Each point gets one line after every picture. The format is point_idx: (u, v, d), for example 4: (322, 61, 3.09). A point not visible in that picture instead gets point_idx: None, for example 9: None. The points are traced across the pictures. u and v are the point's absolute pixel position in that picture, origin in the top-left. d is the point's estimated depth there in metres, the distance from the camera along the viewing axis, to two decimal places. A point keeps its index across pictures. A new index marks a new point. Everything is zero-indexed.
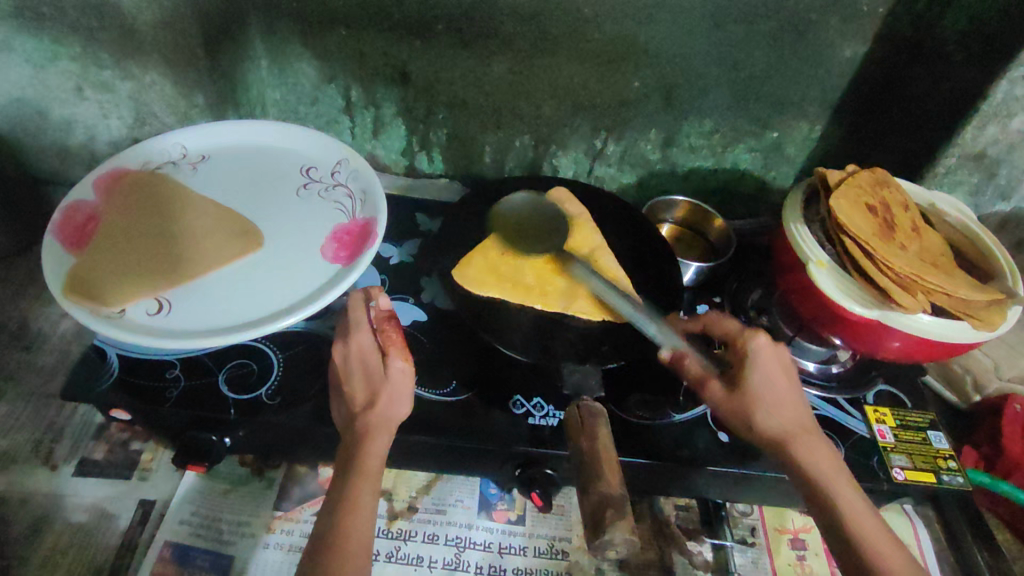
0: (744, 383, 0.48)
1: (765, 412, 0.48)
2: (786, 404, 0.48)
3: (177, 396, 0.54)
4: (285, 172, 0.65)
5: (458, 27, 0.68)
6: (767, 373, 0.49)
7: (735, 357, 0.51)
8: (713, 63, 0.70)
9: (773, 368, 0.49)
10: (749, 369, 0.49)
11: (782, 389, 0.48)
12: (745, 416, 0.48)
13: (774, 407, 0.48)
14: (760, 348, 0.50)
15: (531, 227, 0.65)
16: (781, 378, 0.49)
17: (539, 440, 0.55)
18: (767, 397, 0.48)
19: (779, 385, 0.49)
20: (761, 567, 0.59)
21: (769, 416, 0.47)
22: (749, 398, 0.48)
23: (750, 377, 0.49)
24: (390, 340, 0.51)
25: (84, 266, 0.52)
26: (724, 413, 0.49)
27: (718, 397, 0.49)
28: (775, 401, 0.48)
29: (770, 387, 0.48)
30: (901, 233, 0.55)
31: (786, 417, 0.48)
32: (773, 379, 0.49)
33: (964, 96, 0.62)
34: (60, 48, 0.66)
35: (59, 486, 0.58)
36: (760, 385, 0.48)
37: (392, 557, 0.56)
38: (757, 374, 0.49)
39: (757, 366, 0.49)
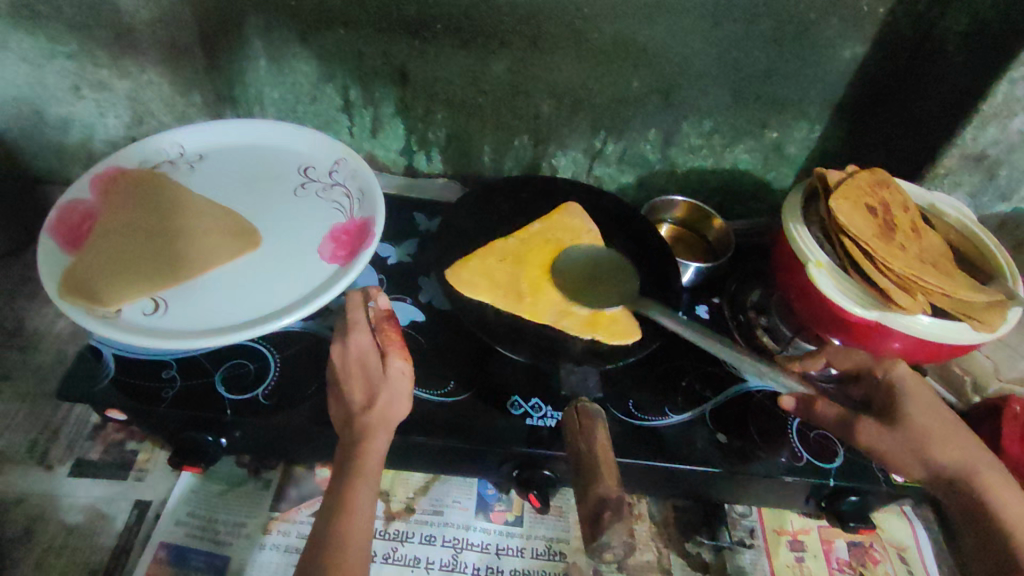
0: (911, 414, 0.47)
1: (941, 447, 0.45)
2: (964, 437, 0.46)
3: (172, 396, 0.54)
4: (283, 172, 0.65)
5: (457, 26, 0.68)
6: (925, 404, 0.47)
7: (880, 390, 0.49)
8: (712, 63, 0.70)
9: (931, 397, 0.48)
10: (903, 400, 0.47)
11: (946, 419, 0.47)
12: (920, 450, 0.46)
13: (948, 441, 0.46)
14: (910, 380, 0.49)
15: (546, 238, 0.64)
16: (940, 409, 0.47)
17: (537, 441, 0.54)
18: (938, 432, 0.46)
19: (937, 416, 0.47)
20: (760, 569, 0.58)
21: (947, 450, 0.45)
22: (920, 433, 0.46)
23: (911, 408, 0.47)
24: (389, 340, 0.51)
25: (80, 265, 0.52)
26: (889, 452, 0.46)
27: (877, 433, 0.47)
28: (946, 434, 0.46)
29: (941, 420, 0.46)
30: (901, 234, 0.55)
31: (963, 451, 0.46)
32: (937, 411, 0.47)
33: (964, 96, 0.62)
34: (56, 46, 0.65)
35: (54, 487, 0.58)
36: (926, 417, 0.46)
37: (389, 558, 0.56)
38: (919, 406, 0.47)
39: (917, 398, 0.47)
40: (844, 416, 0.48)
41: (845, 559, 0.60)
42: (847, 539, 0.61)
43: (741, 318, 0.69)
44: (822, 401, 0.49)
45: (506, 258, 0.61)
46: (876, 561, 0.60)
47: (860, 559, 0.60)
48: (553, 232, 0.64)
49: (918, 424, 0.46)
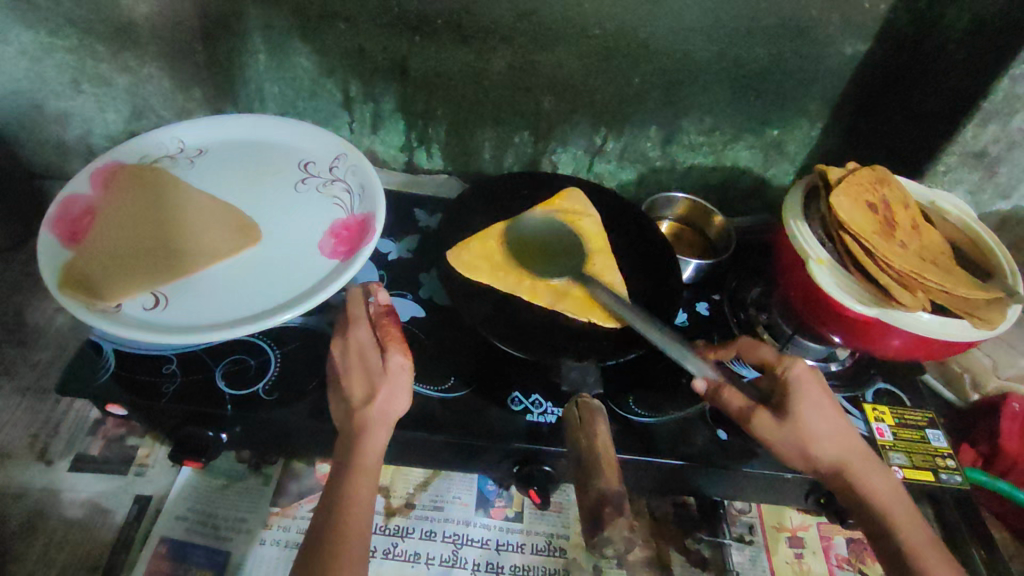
0: (803, 414, 0.47)
1: (821, 442, 0.48)
2: (842, 429, 0.48)
3: (173, 392, 0.54)
4: (283, 168, 0.65)
5: (458, 22, 0.68)
6: (817, 406, 0.48)
7: (778, 386, 0.50)
8: (714, 60, 0.70)
9: (821, 393, 0.49)
10: (796, 400, 0.48)
11: (833, 419, 0.48)
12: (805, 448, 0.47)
13: (829, 436, 0.48)
14: (806, 377, 0.49)
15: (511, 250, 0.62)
16: (828, 405, 0.48)
17: (538, 437, 0.55)
18: (823, 429, 0.48)
19: (829, 417, 0.48)
20: (759, 565, 0.59)
21: (828, 448, 0.48)
22: (804, 432, 0.47)
23: (802, 410, 0.48)
24: (390, 336, 0.51)
25: (81, 259, 0.52)
26: (778, 446, 0.48)
27: (771, 431, 0.48)
28: (831, 430, 0.48)
29: (825, 417, 0.48)
30: (902, 232, 0.55)
31: (842, 447, 0.48)
32: (825, 408, 0.48)
33: (967, 93, 0.62)
34: (56, 41, 0.65)
35: (54, 482, 0.58)
36: (814, 416, 0.48)
37: (389, 553, 0.56)
38: (809, 407, 0.48)
39: (807, 398, 0.48)
40: (743, 410, 0.49)
41: (845, 555, 0.60)
42: (846, 536, 0.61)
43: (741, 315, 0.69)
44: (729, 389, 0.49)
45: (507, 245, 0.63)
46: (874, 557, 0.60)
47: (858, 556, 0.60)
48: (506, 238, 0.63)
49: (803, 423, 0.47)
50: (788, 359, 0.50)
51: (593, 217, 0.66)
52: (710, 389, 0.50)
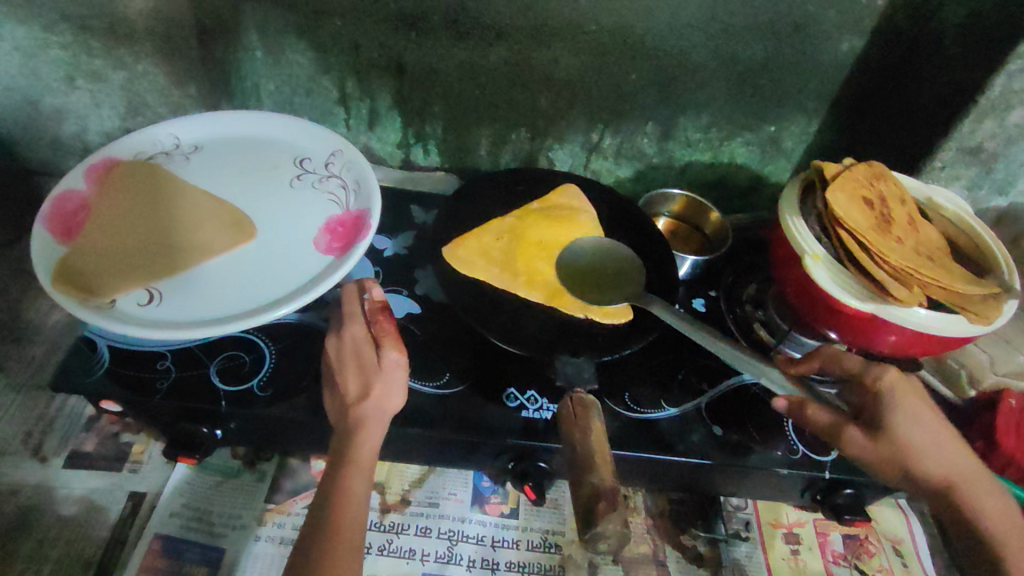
0: (900, 429, 0.46)
1: (926, 459, 0.46)
2: (945, 443, 0.47)
3: (167, 387, 0.54)
4: (279, 164, 0.65)
5: (454, 18, 0.68)
6: (917, 419, 0.47)
7: (873, 400, 0.48)
8: (711, 56, 0.70)
9: (919, 406, 0.47)
10: (893, 414, 0.47)
11: (931, 432, 0.47)
12: (908, 466, 0.46)
13: (930, 452, 0.46)
14: (900, 387, 0.47)
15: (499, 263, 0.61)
16: (929, 421, 0.47)
17: (533, 432, 0.54)
18: (922, 445, 0.46)
19: (927, 429, 0.47)
20: (755, 562, 0.58)
21: (930, 463, 0.46)
22: (904, 449, 0.46)
23: (902, 425, 0.46)
24: (384, 331, 0.51)
25: (73, 256, 0.52)
26: (877, 465, 0.47)
27: (867, 449, 0.47)
28: (928, 446, 0.47)
29: (921, 432, 0.47)
30: (898, 228, 0.54)
31: (946, 462, 0.47)
32: (923, 420, 0.47)
33: (962, 90, 0.62)
34: (50, 36, 0.65)
35: (49, 478, 0.57)
36: (911, 432, 0.46)
37: (384, 550, 0.56)
38: (905, 420, 0.47)
39: (904, 410, 0.47)
40: (837, 427, 0.48)
41: (841, 552, 0.60)
42: (842, 532, 0.61)
43: (738, 311, 0.69)
44: (814, 407, 0.49)
45: (503, 239, 0.62)
46: (871, 554, 0.60)
47: (855, 552, 0.60)
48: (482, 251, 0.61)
49: (903, 439, 0.46)
50: (883, 370, 0.48)
51: (590, 215, 0.66)
52: (793, 404, 0.50)
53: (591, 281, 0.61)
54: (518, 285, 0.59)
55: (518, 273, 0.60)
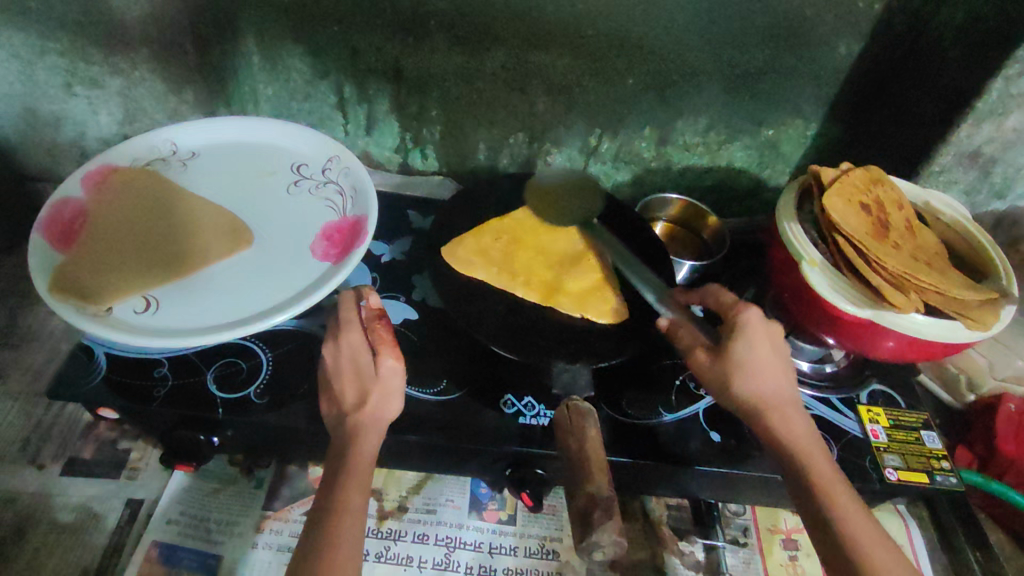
0: (740, 352, 0.47)
1: (749, 380, 0.47)
2: (779, 373, 0.48)
3: (164, 395, 0.53)
4: (277, 170, 0.65)
5: (450, 23, 0.68)
6: (756, 345, 0.47)
7: (726, 327, 0.49)
8: (708, 60, 0.70)
9: (764, 336, 0.48)
10: (736, 339, 0.47)
11: (769, 360, 0.47)
12: (729, 386, 0.47)
13: (758, 377, 0.47)
14: (756, 320, 0.48)
15: (506, 270, 0.60)
16: (765, 349, 0.47)
17: (531, 439, 0.55)
18: (751, 366, 0.47)
19: (762, 356, 0.47)
20: (753, 567, 0.59)
21: (758, 388, 0.47)
22: (734, 368, 0.47)
23: (740, 350, 0.47)
24: (381, 338, 0.50)
25: (71, 263, 0.52)
26: (709, 383, 0.48)
27: (704, 366, 0.48)
28: (761, 371, 0.47)
29: (760, 357, 0.47)
30: (896, 233, 0.54)
31: (777, 390, 0.48)
32: (763, 349, 0.47)
33: (959, 94, 0.62)
34: (48, 43, 0.65)
35: (46, 486, 0.57)
36: (746, 355, 0.47)
37: (381, 557, 0.56)
38: (746, 345, 0.47)
39: (747, 338, 0.47)
40: (690, 347, 0.50)
41: None
42: None
43: None
44: (685, 329, 0.51)
45: (502, 239, 0.63)
46: None
47: None
48: (476, 257, 0.61)
49: (737, 358, 0.47)
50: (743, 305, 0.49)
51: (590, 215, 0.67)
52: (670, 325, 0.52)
53: (592, 276, 0.61)
54: (517, 285, 0.59)
55: (516, 274, 0.60)
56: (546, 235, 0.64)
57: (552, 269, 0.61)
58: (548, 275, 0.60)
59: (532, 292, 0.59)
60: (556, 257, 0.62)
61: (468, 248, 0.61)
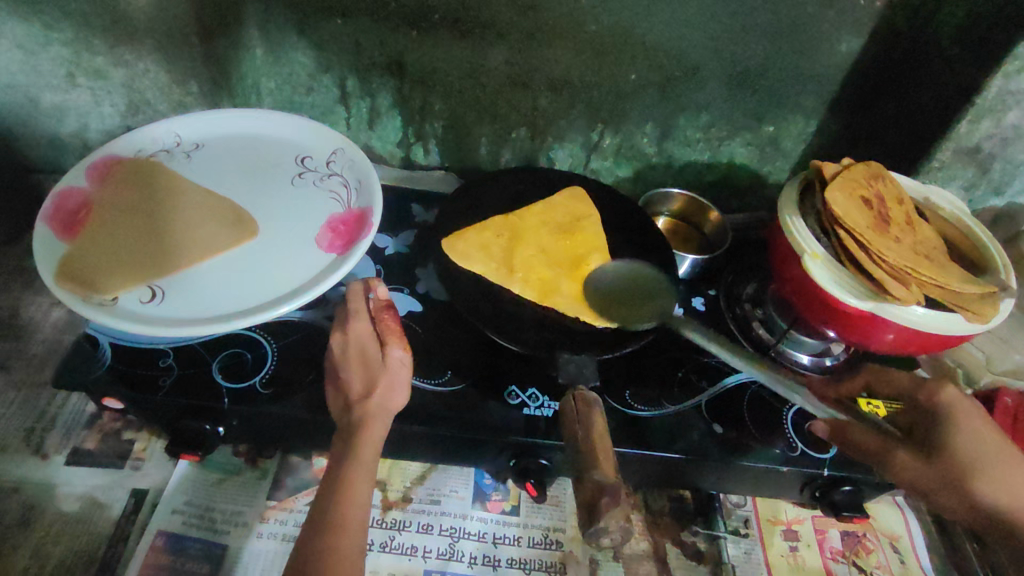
0: (965, 438, 0.48)
1: (987, 480, 0.46)
2: (1011, 460, 0.48)
3: (169, 385, 0.54)
4: (281, 162, 0.65)
5: (454, 16, 0.68)
6: (971, 432, 0.48)
7: (932, 415, 0.50)
8: (710, 56, 0.70)
9: (980, 422, 0.49)
10: (954, 429, 0.48)
11: (992, 450, 0.47)
12: (965, 481, 0.46)
13: (993, 473, 0.47)
14: (958, 400, 0.50)
15: (507, 267, 0.60)
16: (985, 438, 0.48)
17: (535, 430, 0.55)
18: (982, 464, 0.47)
19: (986, 445, 0.47)
20: (754, 558, 0.59)
21: (995, 480, 0.46)
22: (963, 463, 0.47)
23: (957, 439, 0.48)
24: (388, 328, 0.51)
25: (78, 253, 0.52)
26: (927, 486, 0.47)
27: (915, 467, 0.48)
28: (997, 460, 0.47)
29: (989, 447, 0.47)
30: (896, 227, 0.55)
31: (1012, 490, 0.46)
32: (980, 437, 0.48)
33: (958, 90, 0.63)
34: (51, 34, 0.65)
35: (50, 475, 0.57)
36: (968, 445, 0.47)
37: (386, 546, 0.56)
38: (966, 437, 0.48)
39: (959, 425, 0.48)
40: (880, 451, 0.48)
41: (839, 548, 0.60)
42: (840, 528, 0.62)
43: (737, 310, 0.70)
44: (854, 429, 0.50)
45: (504, 235, 0.63)
46: (869, 550, 0.60)
47: (853, 548, 0.60)
48: (478, 253, 0.61)
49: (969, 448, 0.47)
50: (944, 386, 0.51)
51: (594, 219, 0.66)
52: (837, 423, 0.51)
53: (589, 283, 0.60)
54: (515, 281, 0.59)
55: (515, 269, 0.59)
56: (549, 235, 0.64)
57: (553, 269, 0.60)
58: (549, 274, 0.60)
59: (530, 291, 0.58)
60: (556, 257, 0.62)
61: (472, 243, 0.62)
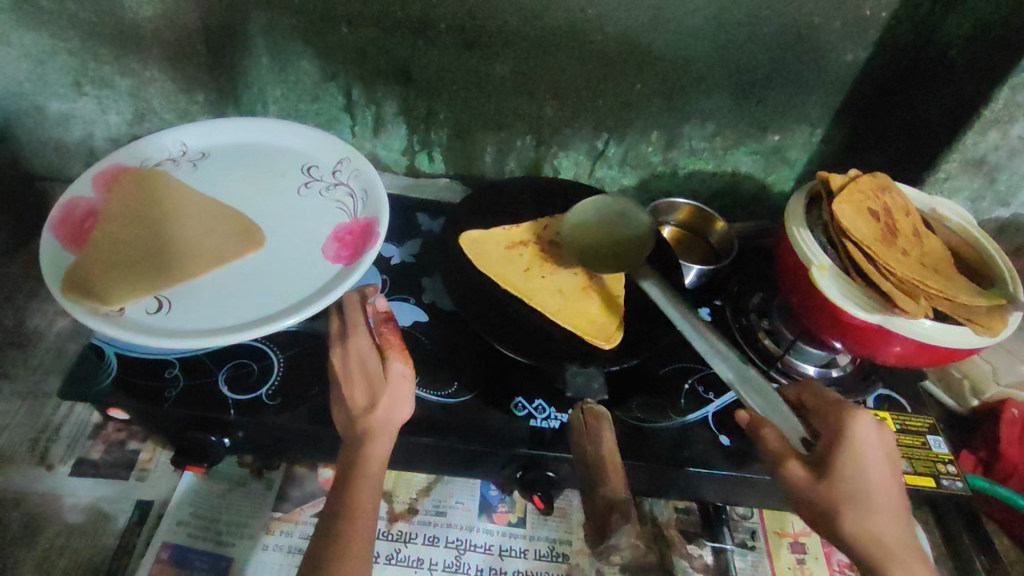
0: (823, 520, 0.45)
1: (858, 514, 0.44)
2: (886, 509, 0.45)
3: (175, 396, 0.53)
4: (287, 172, 0.65)
5: (460, 26, 0.68)
6: (868, 463, 0.46)
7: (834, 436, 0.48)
8: (716, 66, 0.70)
9: (878, 455, 0.46)
10: (845, 456, 0.46)
11: (883, 483, 0.46)
12: (832, 510, 0.45)
13: (875, 509, 0.45)
14: (801, 475, 0.47)
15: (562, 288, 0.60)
16: (880, 473, 0.46)
17: (541, 442, 0.55)
18: (864, 498, 0.45)
19: (879, 479, 0.46)
20: (762, 570, 0.59)
21: (875, 516, 0.44)
22: (842, 491, 0.45)
23: (849, 468, 0.46)
24: (390, 342, 0.52)
25: (84, 264, 0.52)
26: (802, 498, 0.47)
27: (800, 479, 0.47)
28: (875, 498, 0.45)
29: (879, 487, 0.45)
30: (903, 239, 0.55)
31: (893, 527, 0.45)
32: (877, 473, 0.46)
33: (965, 102, 0.63)
34: (59, 43, 0.65)
35: (55, 486, 0.57)
36: (853, 473, 0.45)
37: (392, 559, 0.56)
38: (855, 465, 0.46)
39: (860, 452, 0.46)
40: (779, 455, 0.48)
41: (847, 561, 0.60)
42: None
43: (743, 320, 0.69)
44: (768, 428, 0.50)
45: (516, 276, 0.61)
46: None
47: None
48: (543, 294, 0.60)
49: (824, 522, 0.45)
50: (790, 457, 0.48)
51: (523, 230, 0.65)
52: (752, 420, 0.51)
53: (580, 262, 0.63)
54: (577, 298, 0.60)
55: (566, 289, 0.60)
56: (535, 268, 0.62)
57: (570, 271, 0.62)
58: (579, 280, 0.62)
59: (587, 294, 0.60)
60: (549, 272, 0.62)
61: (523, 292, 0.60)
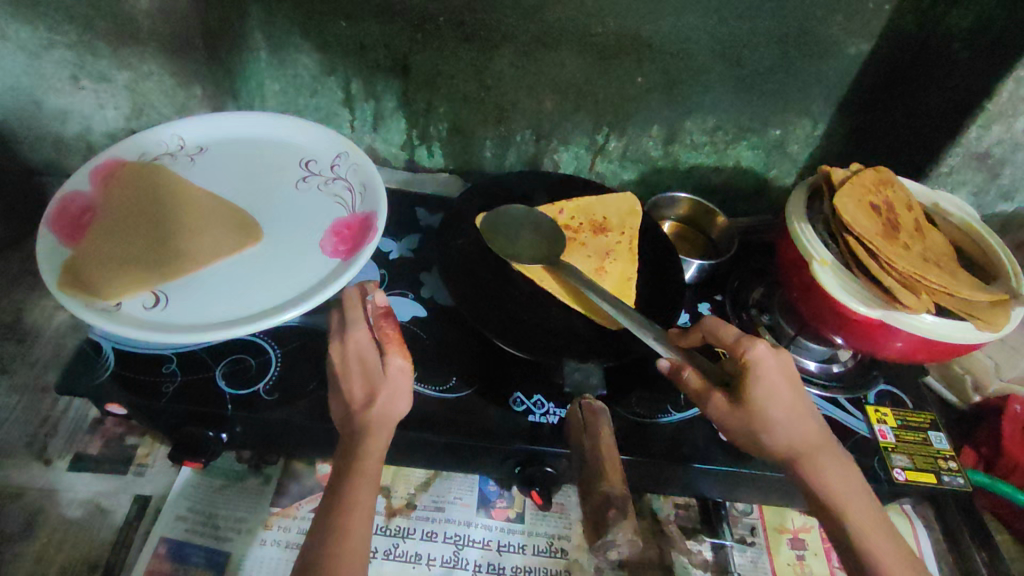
0: (752, 441, 0.46)
1: (772, 432, 0.45)
2: (796, 418, 0.46)
3: (173, 391, 0.53)
4: (285, 166, 0.64)
5: (459, 19, 0.67)
6: (772, 387, 0.45)
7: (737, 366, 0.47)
8: (717, 60, 0.70)
9: (780, 376, 0.46)
10: (752, 384, 0.45)
11: (787, 401, 0.45)
12: (753, 434, 0.45)
13: (784, 424, 0.45)
14: (725, 407, 0.46)
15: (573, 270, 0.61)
16: (783, 391, 0.46)
17: (540, 437, 0.54)
18: (773, 418, 0.45)
19: (785, 398, 0.46)
20: (761, 567, 0.59)
21: (782, 433, 0.45)
22: (756, 417, 0.45)
23: (756, 394, 0.45)
24: (388, 336, 0.51)
25: (79, 258, 0.51)
26: (726, 427, 0.47)
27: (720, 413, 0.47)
28: (780, 418, 0.45)
29: (782, 407, 0.45)
30: (905, 233, 0.54)
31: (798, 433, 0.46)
32: (782, 391, 0.46)
33: (968, 95, 0.62)
34: (55, 37, 0.64)
35: (53, 480, 0.57)
36: (763, 400, 0.45)
37: (390, 554, 0.56)
38: (762, 389, 0.45)
39: (765, 379, 0.45)
40: (700, 392, 0.47)
41: None
42: None
43: (744, 316, 0.69)
44: (689, 370, 0.48)
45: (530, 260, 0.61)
46: None
47: None
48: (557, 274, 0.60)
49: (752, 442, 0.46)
50: (709, 391, 0.47)
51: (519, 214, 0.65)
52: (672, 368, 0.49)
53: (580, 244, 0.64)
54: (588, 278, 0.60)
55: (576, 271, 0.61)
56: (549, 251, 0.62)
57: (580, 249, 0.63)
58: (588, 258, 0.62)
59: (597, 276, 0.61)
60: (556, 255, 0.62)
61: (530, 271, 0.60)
